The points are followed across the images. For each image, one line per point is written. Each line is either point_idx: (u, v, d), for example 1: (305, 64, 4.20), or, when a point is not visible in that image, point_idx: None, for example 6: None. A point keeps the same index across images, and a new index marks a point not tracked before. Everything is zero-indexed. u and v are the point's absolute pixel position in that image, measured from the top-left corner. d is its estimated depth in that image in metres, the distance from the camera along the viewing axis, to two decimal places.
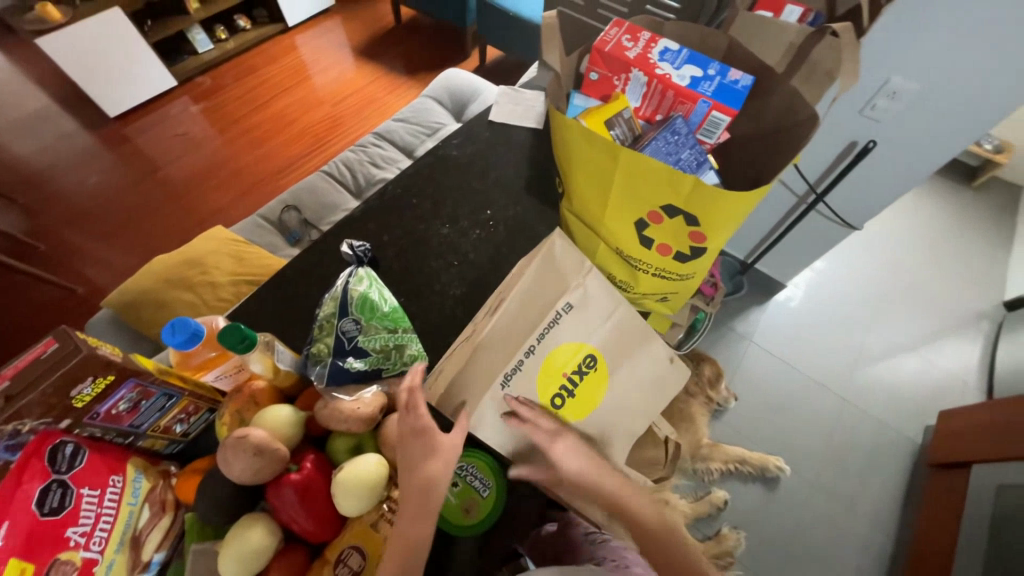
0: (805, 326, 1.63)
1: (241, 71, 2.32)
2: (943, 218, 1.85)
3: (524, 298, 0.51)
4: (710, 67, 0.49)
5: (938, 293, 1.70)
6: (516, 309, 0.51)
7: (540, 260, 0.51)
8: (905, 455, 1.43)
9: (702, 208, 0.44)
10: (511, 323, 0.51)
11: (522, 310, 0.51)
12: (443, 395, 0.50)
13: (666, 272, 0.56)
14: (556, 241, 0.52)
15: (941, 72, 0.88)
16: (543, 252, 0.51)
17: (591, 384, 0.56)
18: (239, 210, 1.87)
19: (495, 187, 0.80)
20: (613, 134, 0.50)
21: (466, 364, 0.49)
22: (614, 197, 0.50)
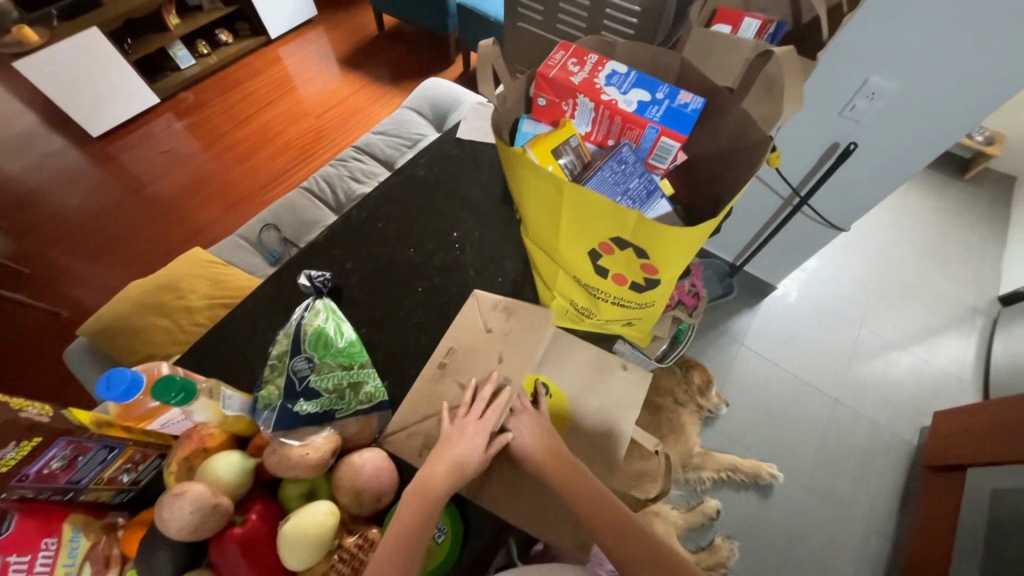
0: (797, 327, 1.60)
1: (225, 85, 2.30)
2: (935, 213, 1.82)
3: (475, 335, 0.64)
4: (659, 91, 0.47)
5: (932, 289, 1.67)
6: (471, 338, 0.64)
7: (476, 303, 0.66)
8: (901, 457, 1.40)
9: (650, 238, 0.42)
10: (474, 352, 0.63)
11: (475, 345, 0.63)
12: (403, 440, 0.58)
13: (627, 300, 0.53)
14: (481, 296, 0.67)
15: (919, 73, 0.86)
16: (485, 299, 0.67)
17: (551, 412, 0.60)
18: (223, 226, 1.86)
19: (462, 207, 0.78)
20: (561, 162, 0.48)
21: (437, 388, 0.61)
22: (563, 231, 0.49)
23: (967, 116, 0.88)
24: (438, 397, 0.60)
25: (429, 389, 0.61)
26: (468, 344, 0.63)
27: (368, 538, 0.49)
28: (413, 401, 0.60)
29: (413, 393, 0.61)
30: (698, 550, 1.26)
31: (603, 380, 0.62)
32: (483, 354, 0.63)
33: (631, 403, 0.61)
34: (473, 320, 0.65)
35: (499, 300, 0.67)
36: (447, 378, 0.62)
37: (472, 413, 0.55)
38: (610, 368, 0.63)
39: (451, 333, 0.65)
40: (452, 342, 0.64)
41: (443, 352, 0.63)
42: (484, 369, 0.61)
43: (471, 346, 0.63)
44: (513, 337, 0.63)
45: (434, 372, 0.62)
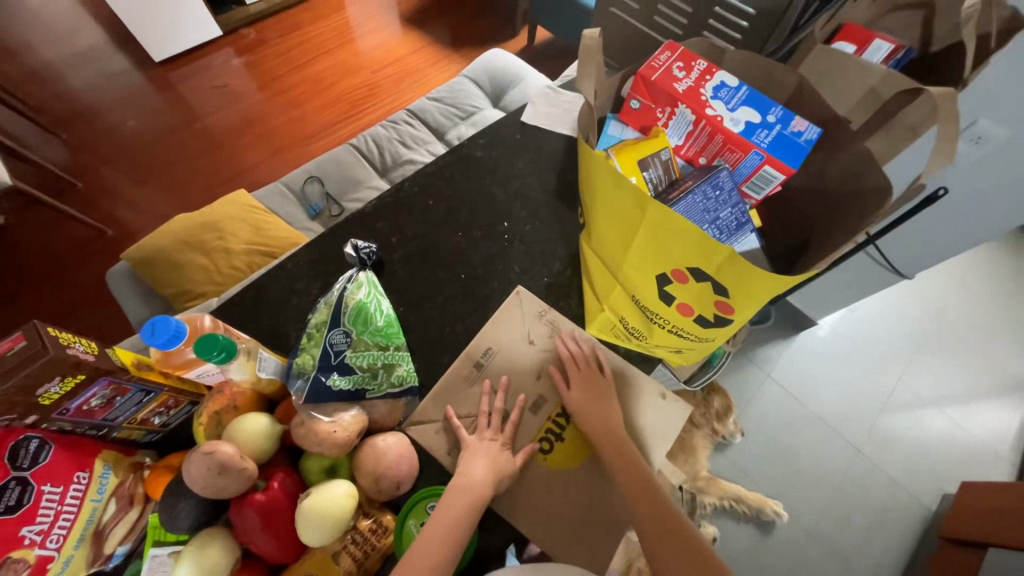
0: (830, 367, 1.53)
1: (287, 26, 2.28)
2: (1009, 272, 1.68)
3: (510, 335, 0.64)
4: (771, 113, 0.43)
5: (986, 351, 1.57)
6: (508, 337, 0.64)
7: (518, 302, 0.66)
8: (914, 520, 1.35)
9: (737, 280, 0.39)
10: (512, 351, 0.63)
11: (511, 345, 0.63)
12: (429, 430, 0.58)
13: (685, 331, 0.50)
14: (523, 293, 0.67)
15: None
16: (527, 299, 0.66)
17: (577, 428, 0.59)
18: (268, 171, 1.87)
19: (516, 198, 0.75)
20: (647, 174, 0.44)
21: (469, 383, 0.61)
22: (635, 250, 0.45)
23: None
24: (464, 402, 0.60)
25: (462, 385, 0.61)
26: (506, 349, 0.63)
27: (381, 523, 0.49)
28: (437, 397, 0.60)
29: (444, 381, 0.61)
30: None
31: (639, 408, 0.61)
32: (522, 364, 0.63)
33: (666, 434, 0.60)
34: (509, 322, 0.65)
35: (545, 309, 0.65)
36: (479, 382, 0.61)
37: (489, 425, 0.58)
38: (648, 395, 0.61)
39: (486, 330, 0.64)
40: (489, 341, 0.63)
41: (474, 355, 0.63)
42: (511, 368, 0.62)
43: (505, 346, 0.63)
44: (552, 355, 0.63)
45: (471, 366, 0.62)
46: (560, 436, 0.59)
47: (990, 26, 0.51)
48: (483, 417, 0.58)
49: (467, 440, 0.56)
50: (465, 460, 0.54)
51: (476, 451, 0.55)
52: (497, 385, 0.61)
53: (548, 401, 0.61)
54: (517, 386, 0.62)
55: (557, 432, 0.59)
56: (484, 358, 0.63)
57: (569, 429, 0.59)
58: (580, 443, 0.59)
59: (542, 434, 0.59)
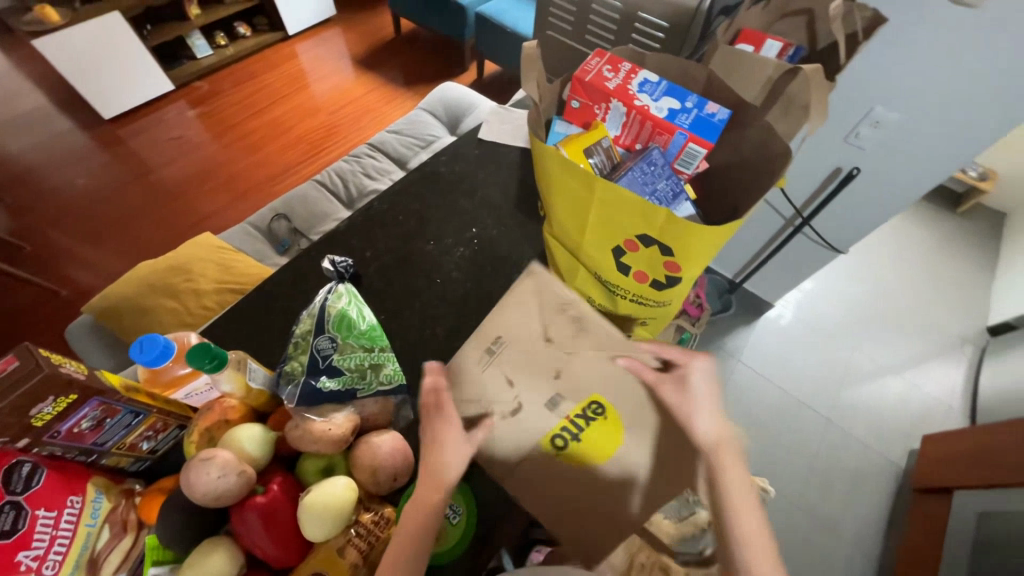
0: (793, 346, 1.64)
1: (241, 76, 2.33)
2: (929, 244, 1.89)
3: (523, 327, 0.45)
4: (688, 100, 0.50)
5: (925, 315, 1.73)
6: (522, 329, 0.45)
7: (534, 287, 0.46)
8: (888, 478, 1.43)
9: (678, 240, 0.45)
10: (526, 345, 0.45)
11: (522, 341, 0.45)
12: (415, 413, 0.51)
13: (644, 298, 0.55)
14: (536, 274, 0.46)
15: (921, 105, 0.91)
16: (546, 284, 0.45)
17: (602, 430, 0.44)
18: (230, 216, 1.86)
19: (481, 206, 0.81)
20: (591, 161, 0.50)
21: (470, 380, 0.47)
22: (591, 227, 0.50)
23: (964, 151, 0.93)
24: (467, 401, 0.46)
25: (469, 370, 0.46)
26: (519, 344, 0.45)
27: (383, 515, 0.51)
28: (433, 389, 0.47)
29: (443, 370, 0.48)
30: None
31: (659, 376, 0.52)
32: (533, 362, 0.45)
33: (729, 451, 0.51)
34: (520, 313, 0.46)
35: (567, 302, 0.45)
36: (490, 371, 0.46)
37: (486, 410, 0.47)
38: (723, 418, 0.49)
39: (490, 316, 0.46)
40: (501, 327, 0.46)
41: (478, 350, 0.46)
42: (522, 365, 0.45)
43: (517, 337, 0.45)
44: (581, 358, 0.44)
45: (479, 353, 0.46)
46: (578, 436, 0.44)
47: (856, 25, 0.63)
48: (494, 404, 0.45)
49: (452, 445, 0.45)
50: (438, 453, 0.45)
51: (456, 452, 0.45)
52: (509, 376, 0.45)
53: (567, 401, 0.44)
54: (525, 385, 0.45)
55: (575, 423, 0.44)
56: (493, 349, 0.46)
57: (588, 430, 0.44)
58: (613, 436, 0.44)
59: (554, 432, 0.44)
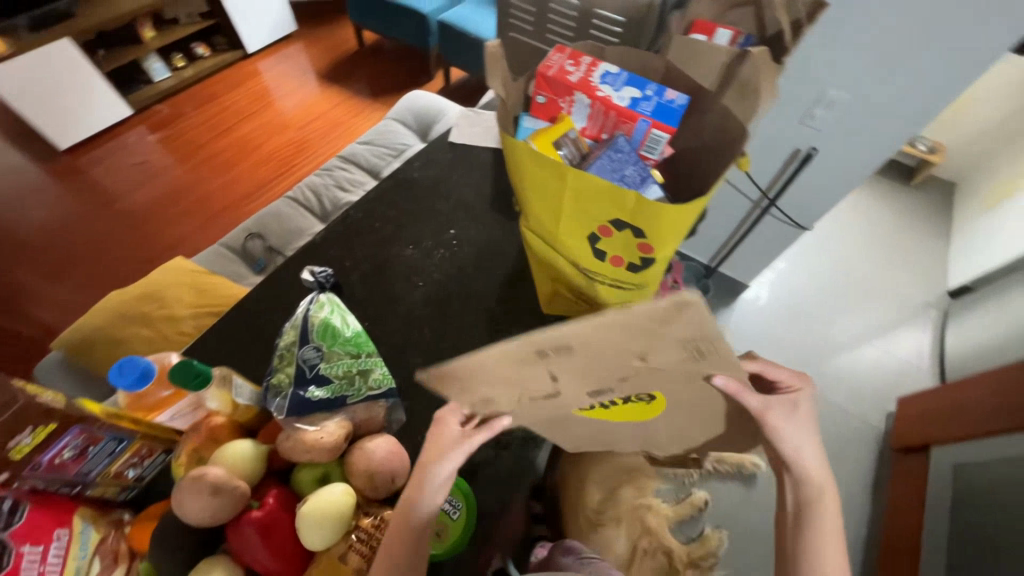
0: (772, 324, 1.69)
1: (202, 97, 2.28)
2: (888, 216, 2.00)
3: (601, 345, 0.34)
4: (648, 88, 0.53)
5: (892, 284, 1.81)
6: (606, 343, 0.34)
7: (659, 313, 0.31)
8: (871, 442, 1.48)
9: (650, 220, 0.46)
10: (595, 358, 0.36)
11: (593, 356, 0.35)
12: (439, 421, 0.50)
13: (621, 281, 0.57)
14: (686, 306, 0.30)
15: (867, 85, 0.97)
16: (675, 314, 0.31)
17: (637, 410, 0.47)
18: (201, 240, 1.81)
19: (457, 208, 0.81)
20: (561, 151, 0.52)
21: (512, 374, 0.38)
22: (566, 216, 0.52)
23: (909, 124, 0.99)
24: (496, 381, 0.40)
25: (510, 368, 0.36)
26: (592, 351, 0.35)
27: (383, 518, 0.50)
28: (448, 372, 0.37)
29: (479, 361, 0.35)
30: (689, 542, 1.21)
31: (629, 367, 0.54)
32: (599, 368, 0.37)
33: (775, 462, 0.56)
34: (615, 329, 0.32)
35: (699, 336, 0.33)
36: (538, 368, 0.36)
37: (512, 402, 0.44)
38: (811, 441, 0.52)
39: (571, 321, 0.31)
40: (580, 340, 0.33)
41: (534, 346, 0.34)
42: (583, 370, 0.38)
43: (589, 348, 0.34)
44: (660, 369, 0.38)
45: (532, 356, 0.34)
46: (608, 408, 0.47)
47: (799, 10, 0.66)
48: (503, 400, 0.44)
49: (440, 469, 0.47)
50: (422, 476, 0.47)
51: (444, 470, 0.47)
52: (555, 373, 0.38)
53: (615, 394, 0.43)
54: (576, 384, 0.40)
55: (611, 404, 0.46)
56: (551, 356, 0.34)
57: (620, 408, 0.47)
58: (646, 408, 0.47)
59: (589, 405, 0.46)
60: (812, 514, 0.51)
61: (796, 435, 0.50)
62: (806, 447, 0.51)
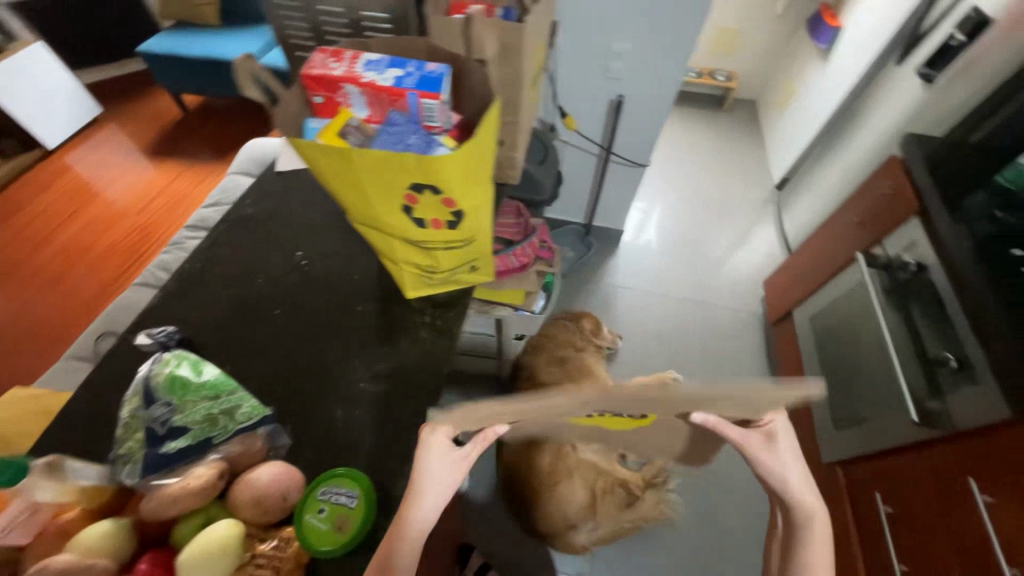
0: (653, 257, 1.90)
1: (5, 211, 1.97)
2: (715, 142, 2.35)
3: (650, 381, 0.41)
4: (409, 66, 0.58)
5: (733, 194, 2.13)
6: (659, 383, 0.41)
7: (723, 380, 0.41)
8: (756, 325, 1.72)
9: (435, 176, 0.51)
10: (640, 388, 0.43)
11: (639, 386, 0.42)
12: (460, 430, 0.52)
13: (451, 242, 0.62)
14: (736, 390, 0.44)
15: (635, 31, 1.19)
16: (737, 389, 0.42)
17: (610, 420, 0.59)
18: (49, 365, 1.56)
19: (300, 229, 0.81)
20: (348, 140, 0.54)
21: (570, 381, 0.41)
22: (373, 195, 0.55)
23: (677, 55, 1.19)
24: (608, 383, 0.41)
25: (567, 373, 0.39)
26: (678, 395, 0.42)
27: (283, 537, 0.50)
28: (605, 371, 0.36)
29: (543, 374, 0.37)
30: (640, 467, 1.32)
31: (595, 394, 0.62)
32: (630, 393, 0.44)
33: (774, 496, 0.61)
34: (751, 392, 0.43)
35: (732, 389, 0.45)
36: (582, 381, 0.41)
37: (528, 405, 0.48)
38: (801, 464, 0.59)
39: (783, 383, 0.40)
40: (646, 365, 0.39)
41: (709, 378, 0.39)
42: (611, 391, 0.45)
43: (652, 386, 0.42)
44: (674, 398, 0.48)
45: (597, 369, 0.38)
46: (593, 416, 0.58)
47: None
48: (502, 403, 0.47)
49: (441, 466, 0.52)
50: (417, 489, 0.51)
51: (438, 488, 0.51)
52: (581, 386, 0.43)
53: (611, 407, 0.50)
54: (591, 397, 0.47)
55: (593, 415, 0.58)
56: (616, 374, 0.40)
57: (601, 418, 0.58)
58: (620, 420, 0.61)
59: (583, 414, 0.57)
60: (805, 539, 0.56)
61: (773, 458, 0.59)
62: (792, 473, 0.58)
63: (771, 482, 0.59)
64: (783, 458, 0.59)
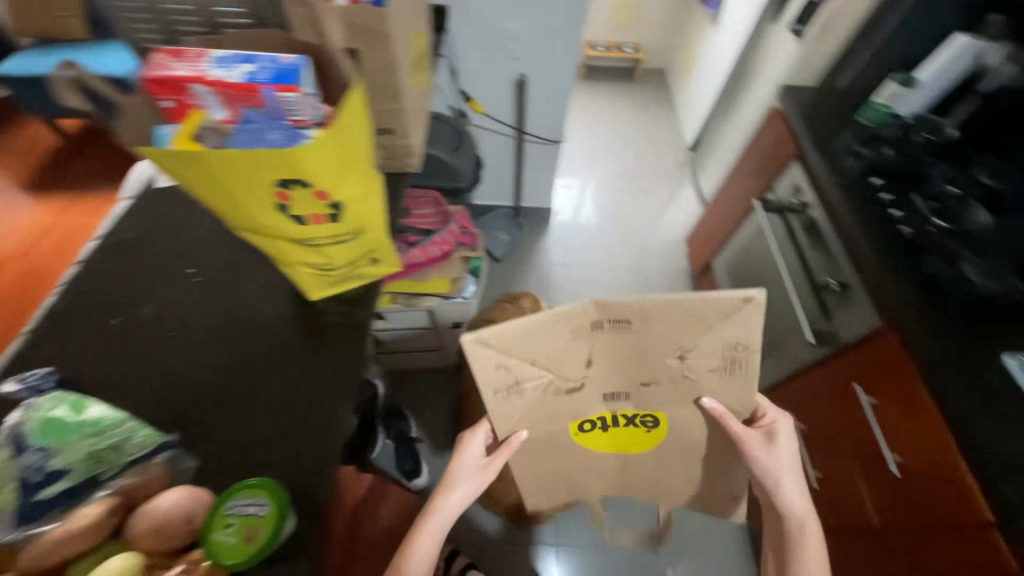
0: (584, 229, 1.96)
1: None
2: (631, 113, 2.43)
3: (641, 342, 0.58)
4: (261, 59, 0.55)
5: (652, 161, 2.23)
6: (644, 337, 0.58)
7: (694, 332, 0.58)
8: (684, 281, 1.83)
9: (298, 168, 0.49)
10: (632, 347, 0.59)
11: (634, 348, 0.59)
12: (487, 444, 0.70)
13: (338, 235, 0.60)
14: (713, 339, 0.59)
15: (524, 8, 1.20)
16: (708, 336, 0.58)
17: (621, 431, 0.71)
18: None
19: (188, 245, 0.77)
20: (203, 145, 0.51)
21: (582, 345, 0.58)
22: (240, 196, 0.52)
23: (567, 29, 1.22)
24: (605, 341, 0.59)
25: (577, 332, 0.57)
26: (647, 350, 0.59)
27: (191, 561, 0.47)
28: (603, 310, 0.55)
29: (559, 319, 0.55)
30: None
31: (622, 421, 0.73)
32: (628, 353, 0.60)
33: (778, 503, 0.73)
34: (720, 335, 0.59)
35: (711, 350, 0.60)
36: (586, 339, 0.58)
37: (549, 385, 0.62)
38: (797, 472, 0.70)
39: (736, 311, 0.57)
40: (635, 316, 0.55)
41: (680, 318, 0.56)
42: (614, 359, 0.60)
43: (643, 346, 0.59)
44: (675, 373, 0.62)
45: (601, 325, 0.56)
46: (603, 425, 0.69)
47: None
48: (505, 363, 0.58)
49: (468, 466, 0.72)
50: (448, 486, 0.71)
51: (468, 483, 0.71)
52: (590, 354, 0.60)
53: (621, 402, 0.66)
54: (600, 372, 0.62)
55: (603, 424, 0.70)
56: (614, 328, 0.57)
57: (612, 425, 0.70)
58: (631, 434, 0.71)
59: (595, 423, 0.70)
60: (797, 538, 0.68)
61: (771, 457, 0.68)
62: (785, 478, 0.69)
63: (766, 479, 0.69)
64: (781, 464, 0.69)
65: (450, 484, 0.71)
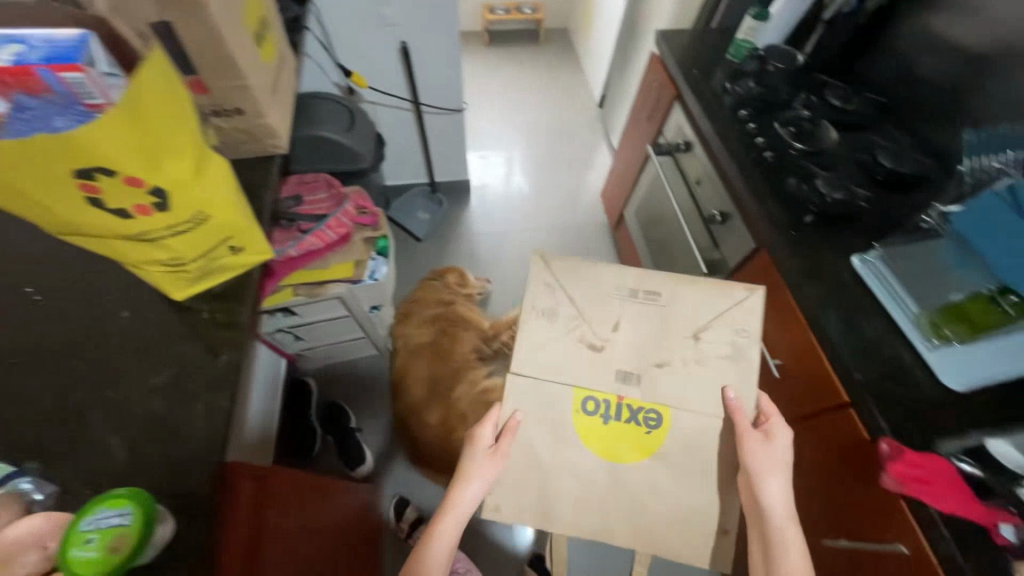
0: (503, 197, 1.95)
1: None
2: (539, 74, 2.42)
3: (663, 313, 0.69)
4: (34, 38, 0.49)
5: (564, 121, 2.25)
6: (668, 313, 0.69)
7: (713, 319, 0.68)
8: (604, 235, 1.89)
9: (92, 154, 0.45)
10: (655, 318, 0.69)
11: (656, 319, 0.69)
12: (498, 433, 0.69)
13: (176, 225, 0.56)
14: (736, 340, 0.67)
15: None
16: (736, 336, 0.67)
17: (619, 430, 0.67)
18: None
19: (23, 261, 0.69)
20: None
21: (618, 305, 0.70)
22: (40, 195, 0.48)
23: None
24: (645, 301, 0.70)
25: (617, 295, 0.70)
26: (669, 323, 0.69)
27: None
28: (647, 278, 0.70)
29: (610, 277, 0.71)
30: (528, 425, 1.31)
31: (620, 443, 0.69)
32: (648, 320, 0.69)
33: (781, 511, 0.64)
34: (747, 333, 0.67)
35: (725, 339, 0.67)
36: (621, 302, 0.70)
37: (573, 334, 0.69)
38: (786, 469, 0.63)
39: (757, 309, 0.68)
40: (665, 288, 0.70)
41: (706, 301, 0.69)
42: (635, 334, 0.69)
43: (667, 317, 0.69)
44: (684, 354, 0.68)
45: (638, 290, 0.70)
46: (608, 417, 0.68)
47: None
48: (556, 290, 0.71)
49: (480, 455, 0.67)
50: (463, 481, 0.67)
51: (483, 475, 0.67)
52: (618, 322, 0.70)
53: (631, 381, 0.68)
54: (619, 338, 0.69)
55: (605, 415, 0.68)
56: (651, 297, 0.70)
57: (613, 420, 0.68)
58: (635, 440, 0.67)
59: (597, 407, 0.68)
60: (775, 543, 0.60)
61: (764, 448, 0.63)
62: (770, 475, 0.62)
63: (753, 475, 0.63)
64: (773, 460, 0.63)
65: (462, 477, 0.67)
